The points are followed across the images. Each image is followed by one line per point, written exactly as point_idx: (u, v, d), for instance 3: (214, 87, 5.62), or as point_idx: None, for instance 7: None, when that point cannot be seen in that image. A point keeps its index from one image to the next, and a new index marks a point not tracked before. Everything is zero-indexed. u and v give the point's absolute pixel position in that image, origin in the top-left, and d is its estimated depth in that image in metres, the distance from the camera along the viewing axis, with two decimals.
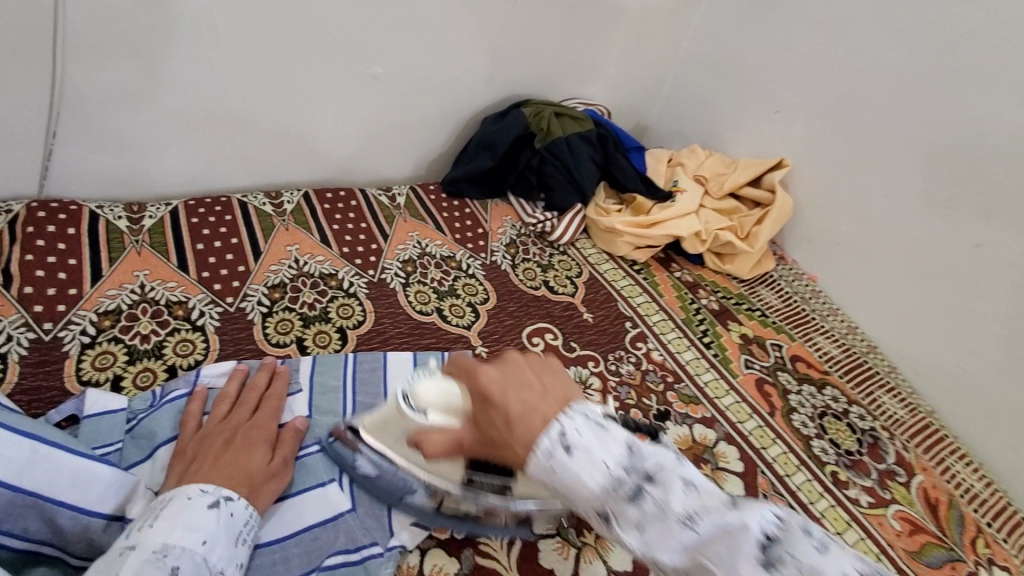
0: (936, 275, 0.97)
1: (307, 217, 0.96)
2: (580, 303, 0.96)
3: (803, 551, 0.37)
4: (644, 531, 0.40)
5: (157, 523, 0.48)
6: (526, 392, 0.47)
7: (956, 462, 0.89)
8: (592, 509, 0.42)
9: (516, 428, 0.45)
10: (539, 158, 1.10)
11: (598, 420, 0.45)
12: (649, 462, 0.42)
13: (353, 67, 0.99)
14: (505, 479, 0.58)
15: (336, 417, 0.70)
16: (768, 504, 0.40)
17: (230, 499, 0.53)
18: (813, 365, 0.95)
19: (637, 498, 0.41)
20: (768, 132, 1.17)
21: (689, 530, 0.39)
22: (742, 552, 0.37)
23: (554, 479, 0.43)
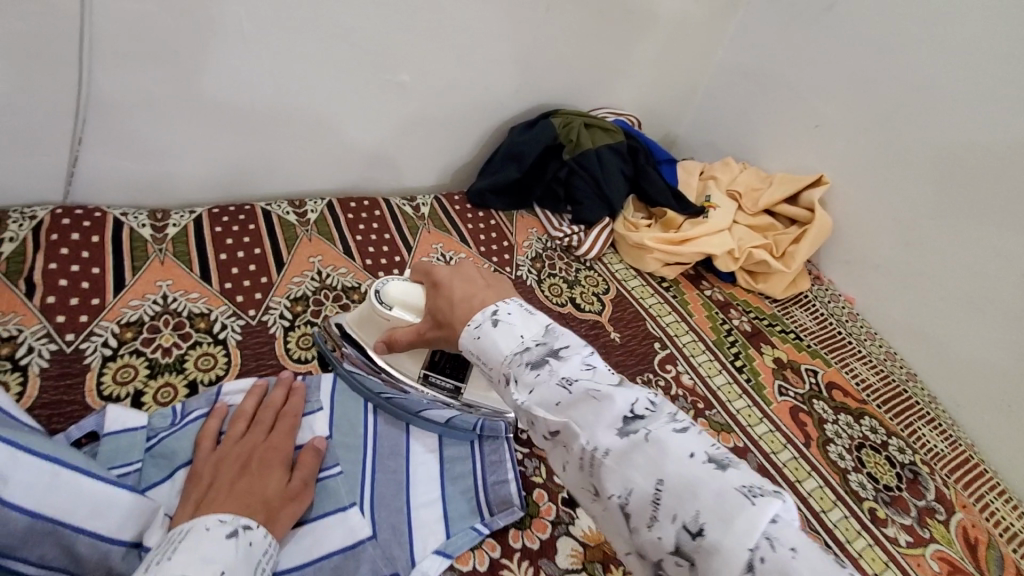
0: (984, 302, 0.92)
1: (331, 227, 0.94)
2: (607, 322, 0.93)
3: (661, 427, 0.40)
4: (533, 391, 0.44)
5: (174, 555, 0.45)
6: (469, 283, 0.55)
7: (994, 498, 0.84)
8: (499, 372, 0.47)
9: (456, 308, 0.53)
10: (567, 170, 1.08)
11: (530, 308, 0.50)
12: (559, 342, 0.47)
13: (381, 75, 0.97)
14: (458, 381, 0.72)
15: (356, 439, 0.68)
16: (646, 392, 0.43)
17: (249, 528, 0.51)
18: (850, 394, 0.91)
19: (537, 364, 0.45)
20: (805, 146, 1.13)
21: (564, 390, 0.43)
22: (604, 418, 0.41)
23: (477, 346, 0.49)
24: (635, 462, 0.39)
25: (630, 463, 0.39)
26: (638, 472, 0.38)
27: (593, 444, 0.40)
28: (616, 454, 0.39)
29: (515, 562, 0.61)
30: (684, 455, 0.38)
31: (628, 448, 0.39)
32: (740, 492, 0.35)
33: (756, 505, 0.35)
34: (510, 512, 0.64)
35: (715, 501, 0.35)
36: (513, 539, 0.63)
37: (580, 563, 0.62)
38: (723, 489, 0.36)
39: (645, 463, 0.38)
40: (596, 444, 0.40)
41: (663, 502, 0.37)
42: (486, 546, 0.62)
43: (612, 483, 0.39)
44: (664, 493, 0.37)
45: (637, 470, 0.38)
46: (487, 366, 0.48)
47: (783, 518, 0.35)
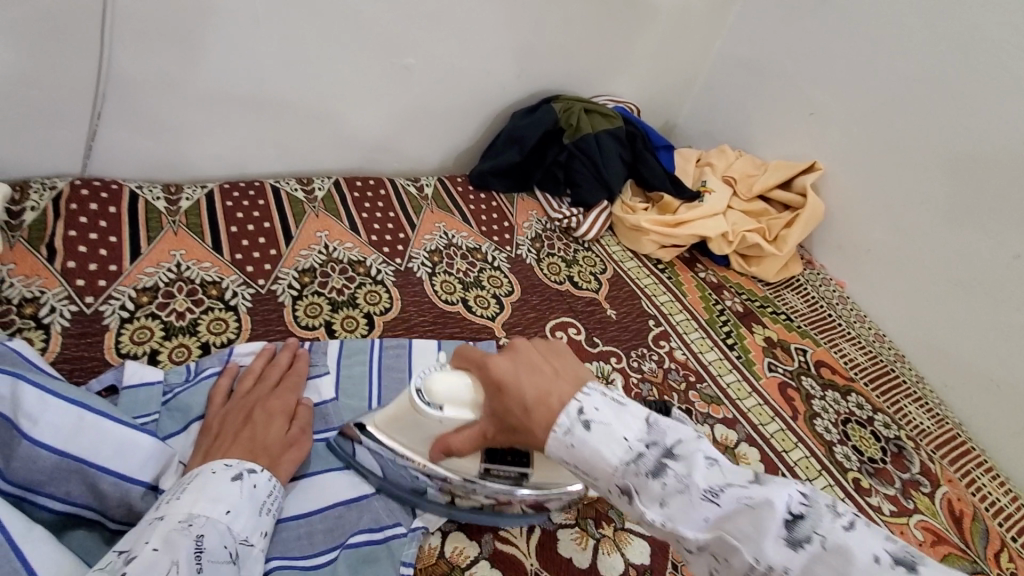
0: (970, 285, 0.95)
1: (337, 204, 0.98)
2: (603, 299, 0.96)
3: (832, 529, 0.37)
4: (668, 507, 0.41)
5: (183, 495, 0.49)
6: (542, 376, 0.48)
7: (982, 474, 0.86)
8: (617, 482, 0.43)
9: (533, 412, 0.46)
10: (567, 154, 1.11)
11: (617, 399, 0.46)
12: (669, 438, 0.44)
13: (389, 58, 1.00)
14: (523, 466, 0.55)
15: (359, 402, 0.71)
16: (790, 484, 0.40)
17: (253, 471, 0.55)
18: (838, 371, 0.94)
19: (657, 471, 0.42)
20: (800, 135, 1.16)
21: (709, 502, 0.40)
22: (768, 528, 0.37)
23: (576, 455, 0.44)
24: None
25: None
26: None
27: (761, 560, 0.37)
28: (797, 570, 0.36)
29: None
30: (868, 559, 0.35)
31: (809, 560, 0.36)
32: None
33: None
34: None
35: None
36: None
37: (573, 519, 0.65)
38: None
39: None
40: (767, 561, 0.37)
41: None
42: None
43: None
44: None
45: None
46: (595, 478, 0.44)
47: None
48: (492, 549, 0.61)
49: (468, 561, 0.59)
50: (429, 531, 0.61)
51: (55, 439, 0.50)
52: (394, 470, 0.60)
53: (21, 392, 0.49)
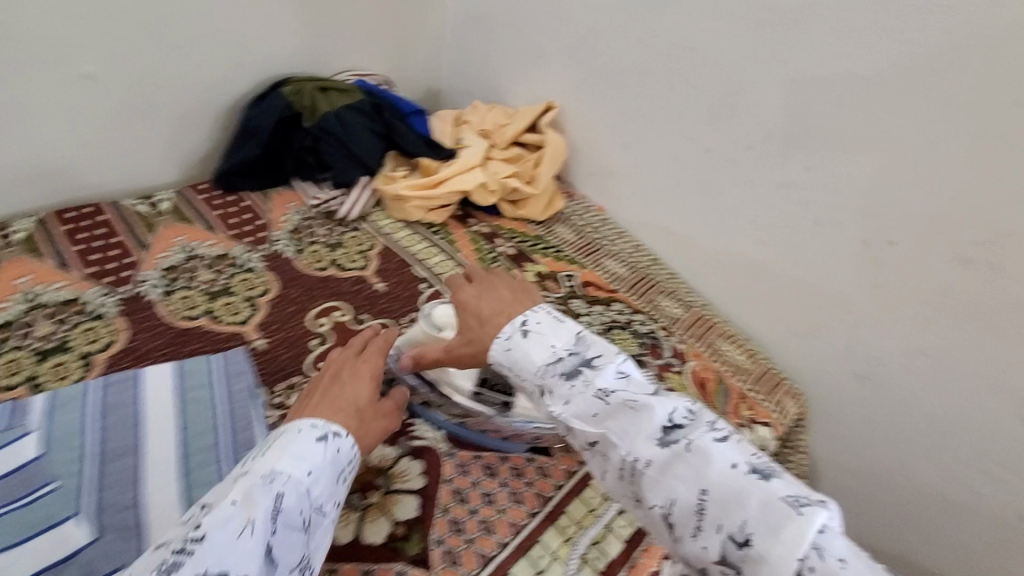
0: (681, 182, 1.03)
1: (42, 243, 0.86)
2: (372, 275, 0.95)
3: (698, 437, 0.48)
4: (570, 399, 0.54)
5: (269, 451, 0.51)
6: (495, 297, 0.63)
7: (725, 344, 0.99)
8: (537, 381, 0.57)
9: (486, 323, 0.61)
10: (312, 137, 1.06)
11: (556, 316, 0.60)
12: (591, 351, 0.56)
13: (59, 70, 0.88)
14: (508, 396, 0.71)
15: (73, 450, 0.63)
16: (684, 401, 0.51)
17: (338, 435, 0.54)
18: (602, 287, 1.02)
19: (572, 374, 0.55)
20: (537, 78, 1.20)
21: (601, 400, 0.52)
22: (642, 428, 0.49)
23: (511, 356, 0.58)
24: (678, 473, 0.47)
25: (673, 474, 0.47)
26: (679, 480, 0.46)
27: (634, 454, 0.49)
28: (657, 465, 0.48)
29: None
30: (727, 464, 0.46)
31: (672, 458, 0.47)
32: (786, 503, 0.42)
33: (803, 515, 0.41)
34: None
35: (760, 510, 0.43)
36: None
37: None
38: (767, 496, 0.43)
39: (688, 475, 0.46)
40: (638, 455, 0.49)
41: (709, 513, 0.44)
42: None
43: (657, 492, 0.47)
44: (709, 503, 0.45)
45: (681, 479, 0.47)
46: (522, 377, 0.58)
47: (829, 525, 0.41)
48: None
49: None
50: None
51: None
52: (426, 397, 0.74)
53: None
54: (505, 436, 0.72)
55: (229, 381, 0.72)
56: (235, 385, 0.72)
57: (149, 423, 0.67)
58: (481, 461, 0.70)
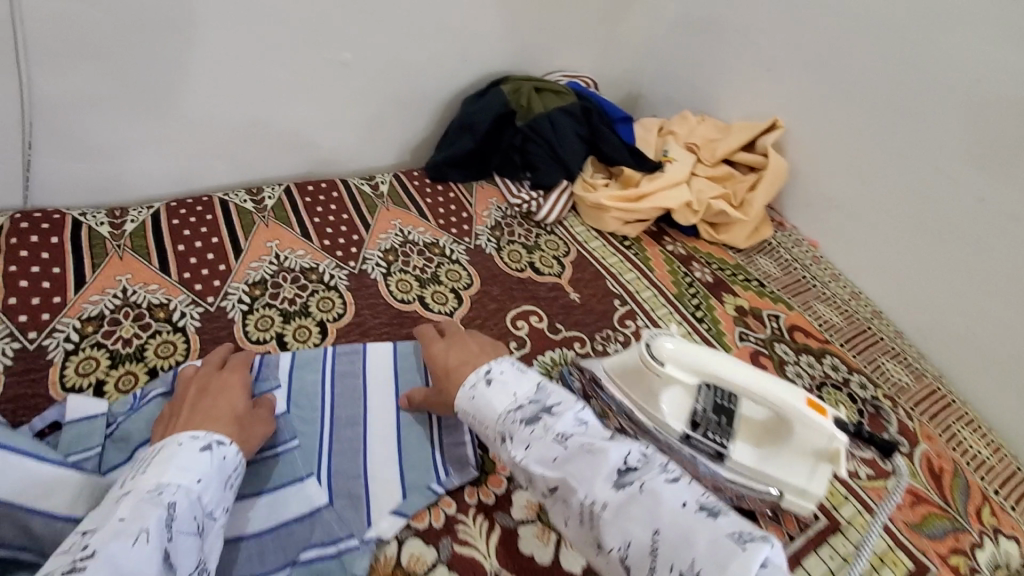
0: (938, 231, 0.91)
1: (288, 211, 0.96)
2: (567, 283, 0.94)
3: (643, 482, 0.49)
4: (529, 446, 0.55)
5: (147, 469, 0.50)
6: (461, 351, 0.69)
7: (962, 429, 0.85)
8: (497, 427, 0.59)
9: (452, 374, 0.66)
10: (522, 136, 1.07)
11: (521, 368, 0.64)
12: (550, 399, 0.59)
13: (323, 55, 0.96)
14: (722, 446, 0.67)
15: (312, 413, 0.70)
16: (636, 448, 0.53)
17: (222, 443, 0.55)
18: (812, 335, 0.92)
19: (531, 420, 0.57)
20: (760, 93, 1.10)
21: (559, 444, 0.54)
22: (599, 472, 0.50)
23: (474, 404, 0.62)
24: (632, 514, 0.47)
25: (629, 517, 0.47)
26: (634, 524, 0.47)
27: (591, 497, 0.50)
28: (613, 507, 0.48)
29: (471, 517, 0.64)
30: (678, 505, 0.47)
31: (626, 500, 0.48)
32: (733, 540, 0.43)
33: (749, 550, 0.42)
34: (464, 470, 0.66)
35: (711, 547, 0.43)
36: (469, 495, 0.65)
37: (535, 514, 0.65)
38: (716, 536, 0.44)
39: (643, 515, 0.47)
40: (595, 498, 0.49)
41: (664, 554, 0.45)
42: (442, 504, 0.64)
43: (614, 535, 0.47)
44: (662, 544, 0.45)
45: (637, 521, 0.47)
46: (483, 422, 0.60)
47: (771, 560, 0.42)
48: (451, 553, 0.60)
49: (426, 567, 0.59)
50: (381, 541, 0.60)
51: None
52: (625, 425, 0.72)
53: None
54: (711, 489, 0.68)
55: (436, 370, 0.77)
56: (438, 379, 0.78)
57: (372, 399, 0.72)
58: None
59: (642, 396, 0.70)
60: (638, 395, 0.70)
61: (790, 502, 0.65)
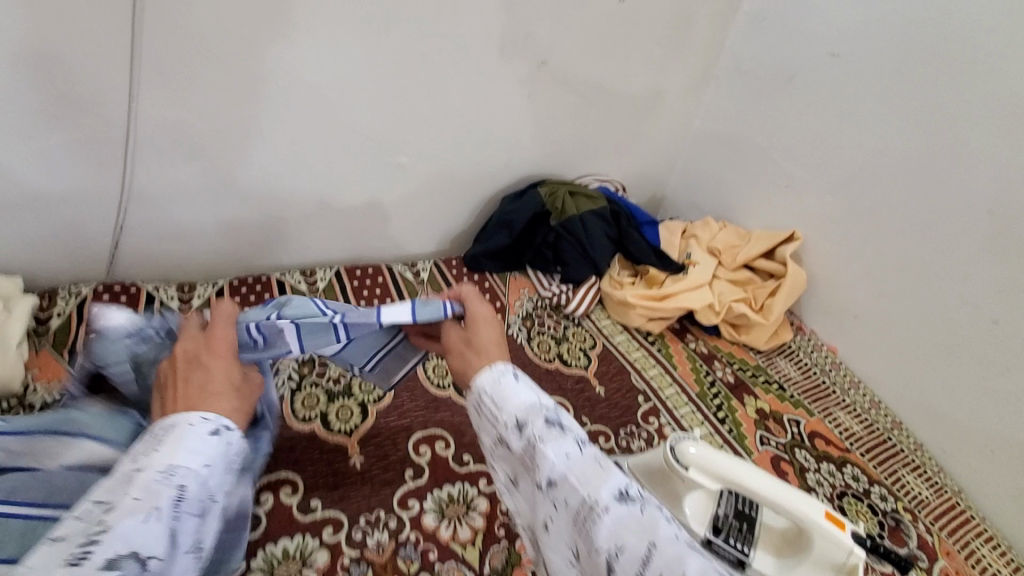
0: (955, 349, 0.95)
1: (338, 294, 1.04)
2: (592, 376, 0.99)
3: (654, 506, 0.46)
4: (545, 437, 0.49)
5: (159, 446, 0.45)
6: (496, 332, 0.61)
7: (981, 545, 0.85)
8: (513, 416, 0.52)
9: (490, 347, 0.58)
10: (555, 235, 1.16)
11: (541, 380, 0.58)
12: (567, 413, 0.53)
13: (384, 159, 1.07)
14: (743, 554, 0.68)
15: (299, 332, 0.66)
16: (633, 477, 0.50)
17: (230, 429, 0.50)
18: (832, 442, 0.94)
19: (551, 420, 0.51)
20: (780, 206, 1.19)
21: (576, 447, 0.49)
22: (607, 480, 0.46)
23: (495, 387, 0.54)
24: (632, 526, 0.44)
25: (627, 527, 0.44)
26: (631, 536, 0.43)
27: (594, 498, 0.45)
28: (615, 514, 0.44)
29: None
30: (671, 534, 0.43)
31: (626, 513, 0.44)
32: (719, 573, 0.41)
33: None
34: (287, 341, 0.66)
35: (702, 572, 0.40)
36: None
37: None
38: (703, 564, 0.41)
39: (640, 528, 0.43)
40: (598, 500, 0.45)
41: (654, 564, 0.41)
42: None
43: (606, 539, 0.43)
44: (656, 556, 0.41)
45: (633, 531, 0.43)
46: (499, 407, 0.52)
47: None
48: None
49: None
50: None
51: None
52: None
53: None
54: None
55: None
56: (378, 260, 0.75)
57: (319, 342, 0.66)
58: None
59: (664, 498, 0.72)
60: (660, 495, 0.73)
61: None
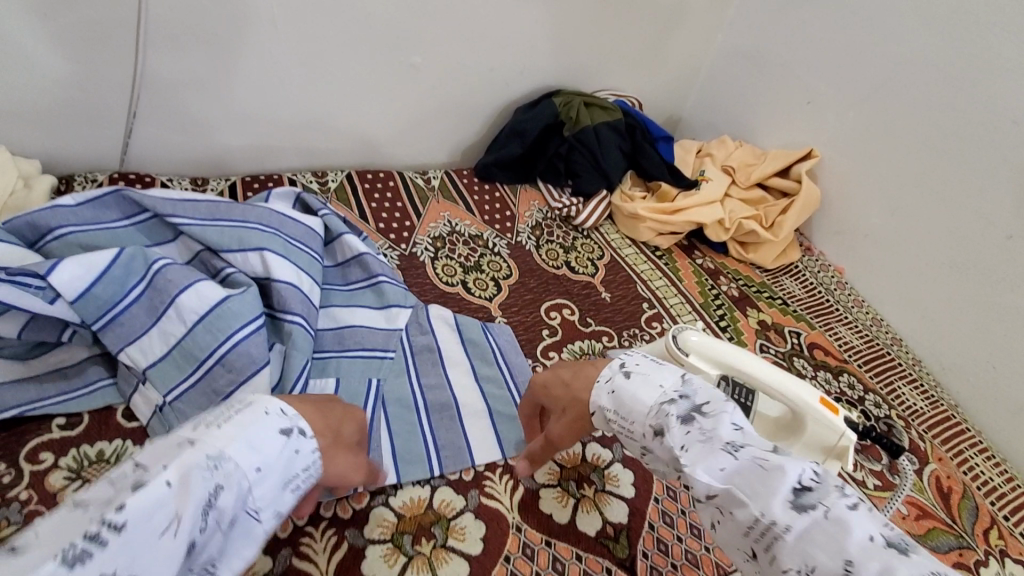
0: (965, 266, 0.95)
1: (349, 194, 1.04)
2: (599, 283, 1.00)
3: (840, 502, 0.40)
4: (687, 446, 0.47)
5: (223, 426, 0.44)
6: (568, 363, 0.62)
7: (975, 455, 0.87)
8: (649, 422, 0.50)
9: (574, 383, 0.59)
10: (567, 146, 1.14)
11: (658, 360, 0.55)
12: (700, 397, 0.50)
13: (396, 58, 1.05)
14: None
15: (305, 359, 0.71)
16: (809, 462, 0.44)
17: (302, 434, 0.48)
18: (831, 353, 0.96)
19: (686, 420, 0.48)
20: (799, 123, 1.15)
21: (728, 453, 0.45)
22: (774, 487, 0.42)
23: (615, 399, 0.53)
24: (817, 539, 0.39)
25: (811, 540, 0.39)
26: (822, 555, 0.38)
27: (767, 514, 0.41)
28: (798, 530, 0.40)
29: (499, 475, 0.69)
30: (865, 537, 0.38)
31: (809, 525, 0.39)
32: None
33: None
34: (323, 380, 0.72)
35: None
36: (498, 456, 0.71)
37: (555, 480, 0.70)
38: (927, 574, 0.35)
39: (830, 542, 0.38)
40: (773, 517, 0.41)
41: None
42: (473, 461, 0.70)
43: (793, 560, 0.39)
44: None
45: (824, 550, 0.38)
46: (629, 420, 0.51)
47: None
48: (478, 503, 0.66)
49: (454, 512, 0.65)
50: (417, 484, 0.66)
51: (160, 362, 0.65)
52: None
53: (119, 348, 0.64)
54: None
55: (460, 330, 0.83)
56: (353, 274, 0.84)
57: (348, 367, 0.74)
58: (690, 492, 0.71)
59: None
60: None
61: None
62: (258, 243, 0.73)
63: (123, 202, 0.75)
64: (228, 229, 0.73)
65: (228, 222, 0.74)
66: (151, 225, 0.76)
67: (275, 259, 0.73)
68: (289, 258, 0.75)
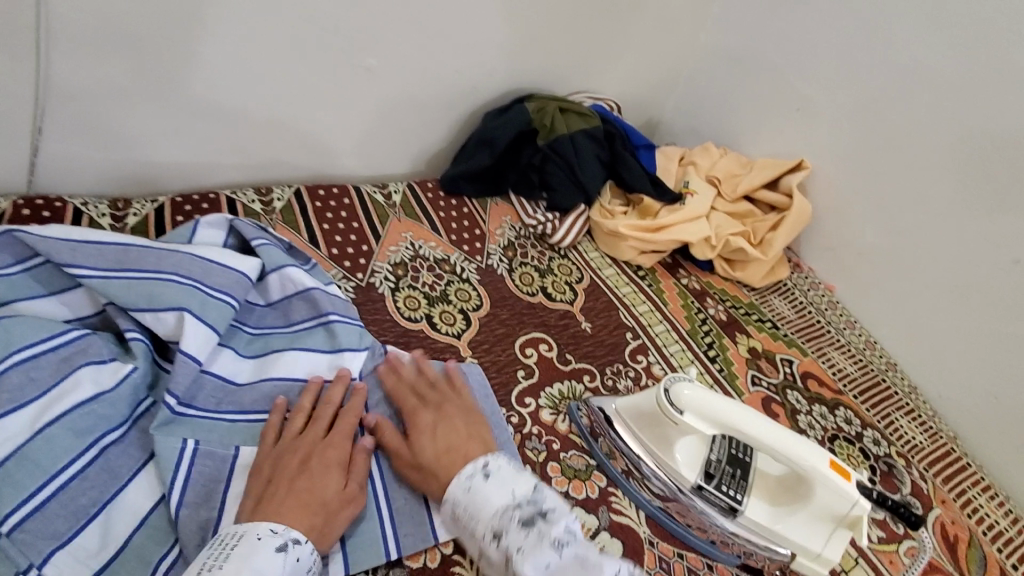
0: (967, 290, 0.89)
1: (296, 215, 0.92)
2: (578, 311, 0.91)
3: None
4: (522, 549, 0.53)
5: (225, 565, 0.47)
6: (458, 428, 0.64)
7: (978, 495, 0.82)
8: (490, 524, 0.56)
9: (440, 461, 0.61)
10: (541, 156, 1.05)
11: (517, 466, 0.60)
12: (546, 503, 0.57)
13: (349, 61, 0.93)
14: (736, 501, 0.65)
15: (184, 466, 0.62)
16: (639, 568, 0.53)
17: (299, 542, 0.51)
18: (826, 384, 0.90)
19: (527, 523, 0.54)
20: (788, 131, 1.08)
21: (554, 552, 0.52)
22: None
23: (468, 496, 0.57)
24: None
25: None
26: None
27: None
28: None
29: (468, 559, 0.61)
30: None
31: None
32: None
33: None
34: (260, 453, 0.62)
35: None
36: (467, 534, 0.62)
37: None
38: None
39: None
40: None
41: None
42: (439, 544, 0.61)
43: None
44: None
45: None
46: (476, 519, 0.56)
47: None
48: None
49: None
50: None
51: None
52: (631, 487, 0.68)
53: None
54: (704, 537, 0.65)
55: None
56: (296, 313, 0.73)
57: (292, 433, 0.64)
58: (685, 561, 0.64)
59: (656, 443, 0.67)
60: (651, 436, 0.68)
61: (801, 564, 0.63)
62: (173, 301, 0.63)
63: (15, 244, 0.63)
64: (136, 282, 0.63)
65: (137, 273, 0.63)
66: (46, 272, 0.64)
67: (194, 322, 0.63)
68: (205, 317, 0.65)
